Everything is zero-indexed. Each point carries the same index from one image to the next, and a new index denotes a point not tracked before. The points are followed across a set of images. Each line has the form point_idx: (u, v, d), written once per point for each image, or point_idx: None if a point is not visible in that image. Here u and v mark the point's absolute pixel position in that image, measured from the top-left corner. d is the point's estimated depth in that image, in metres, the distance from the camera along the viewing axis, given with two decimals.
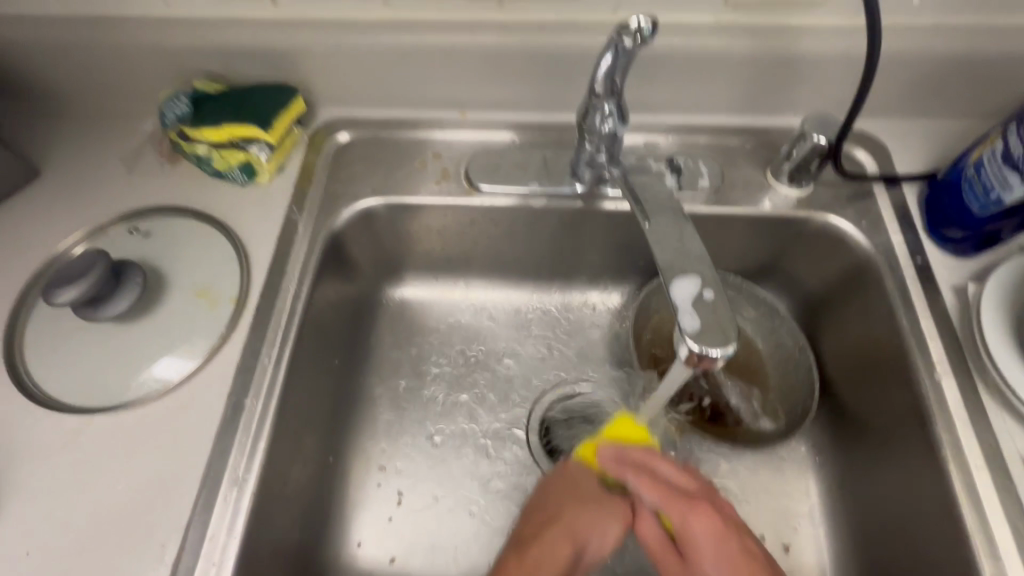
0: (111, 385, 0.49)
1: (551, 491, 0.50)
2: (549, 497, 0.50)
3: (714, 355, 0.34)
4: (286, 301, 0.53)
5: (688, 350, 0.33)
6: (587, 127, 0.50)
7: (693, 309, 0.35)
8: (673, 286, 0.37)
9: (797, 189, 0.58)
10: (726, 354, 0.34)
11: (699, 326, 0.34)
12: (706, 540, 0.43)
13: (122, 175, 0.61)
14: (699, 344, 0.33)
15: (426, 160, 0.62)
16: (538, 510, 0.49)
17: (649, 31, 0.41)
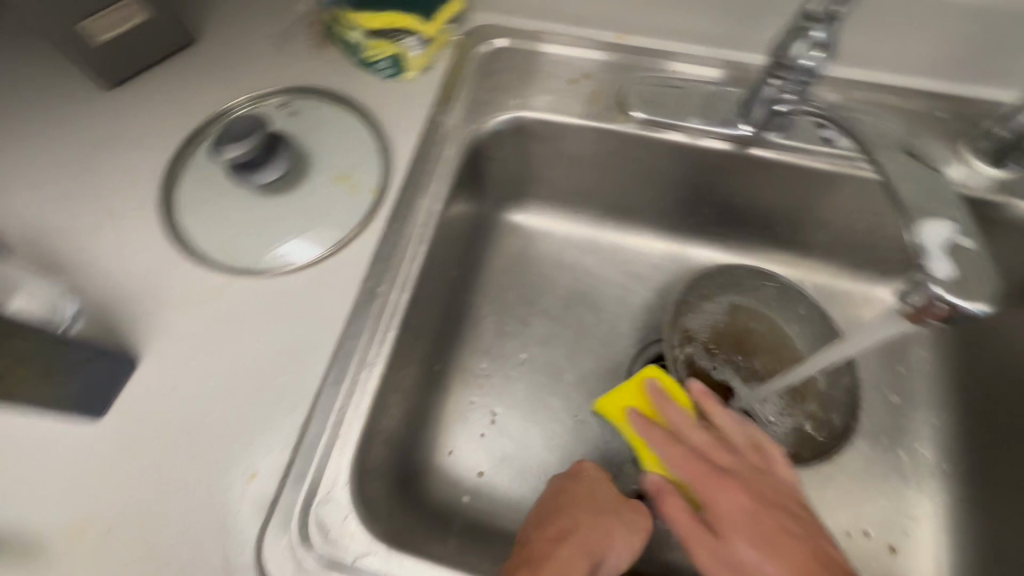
0: (253, 251, 0.50)
1: (603, 485, 0.47)
2: (607, 491, 0.46)
3: (959, 310, 0.30)
4: (425, 200, 0.53)
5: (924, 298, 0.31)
6: (785, 59, 0.45)
7: (947, 255, 0.31)
8: (923, 223, 0.33)
9: (998, 168, 0.51)
10: (978, 312, 0.30)
11: (952, 276, 0.31)
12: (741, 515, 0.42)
13: (272, 50, 0.60)
14: (943, 295, 0.30)
15: (577, 79, 0.58)
16: (598, 504, 0.45)
17: None
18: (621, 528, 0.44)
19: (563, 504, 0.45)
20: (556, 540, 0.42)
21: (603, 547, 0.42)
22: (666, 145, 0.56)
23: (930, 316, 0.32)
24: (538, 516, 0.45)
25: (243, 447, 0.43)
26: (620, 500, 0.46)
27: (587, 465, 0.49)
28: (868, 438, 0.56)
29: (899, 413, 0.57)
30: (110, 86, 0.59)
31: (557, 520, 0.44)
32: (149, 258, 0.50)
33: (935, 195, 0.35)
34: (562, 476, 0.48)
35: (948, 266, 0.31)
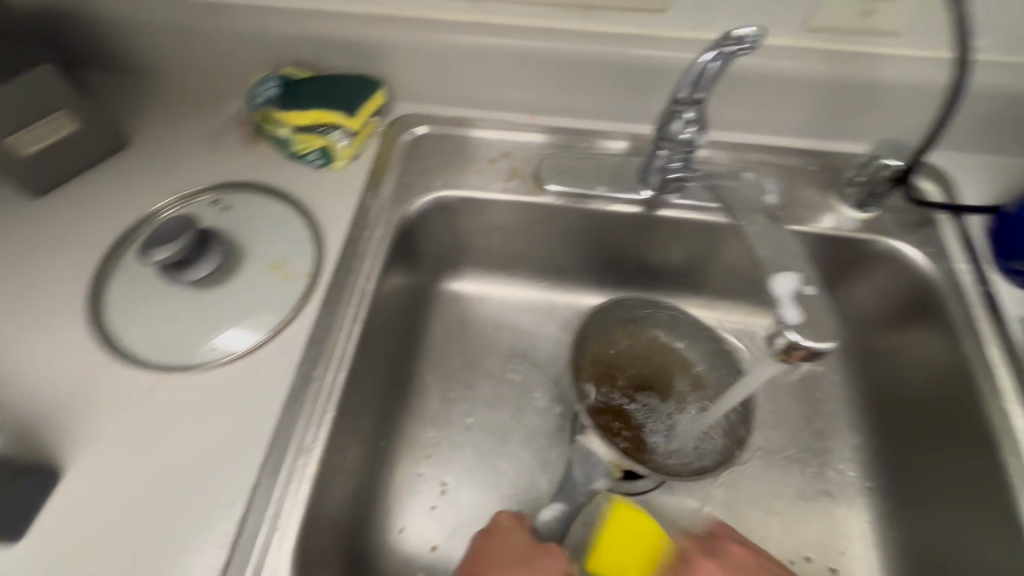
0: (186, 348, 0.51)
1: (517, 534, 0.50)
2: (522, 540, 0.49)
3: (814, 350, 0.34)
4: (357, 280, 0.55)
5: (783, 346, 0.35)
6: (666, 133, 0.51)
7: (794, 303, 0.35)
8: (773, 275, 0.37)
9: (860, 212, 0.58)
10: (831, 348, 0.34)
11: (801, 321, 0.35)
12: None
13: (204, 150, 0.63)
14: (798, 341, 0.34)
15: (496, 158, 0.64)
16: (511, 555, 0.48)
17: (754, 40, 0.40)
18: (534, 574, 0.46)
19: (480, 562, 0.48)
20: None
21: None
22: (581, 211, 0.61)
23: (797, 359, 0.35)
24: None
25: (176, 555, 0.41)
26: (534, 547, 0.49)
27: (503, 517, 0.52)
28: (798, 464, 0.60)
29: (822, 437, 0.61)
30: (37, 194, 0.59)
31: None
32: (76, 363, 0.50)
33: (785, 249, 0.40)
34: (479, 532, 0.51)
35: (797, 312, 0.36)
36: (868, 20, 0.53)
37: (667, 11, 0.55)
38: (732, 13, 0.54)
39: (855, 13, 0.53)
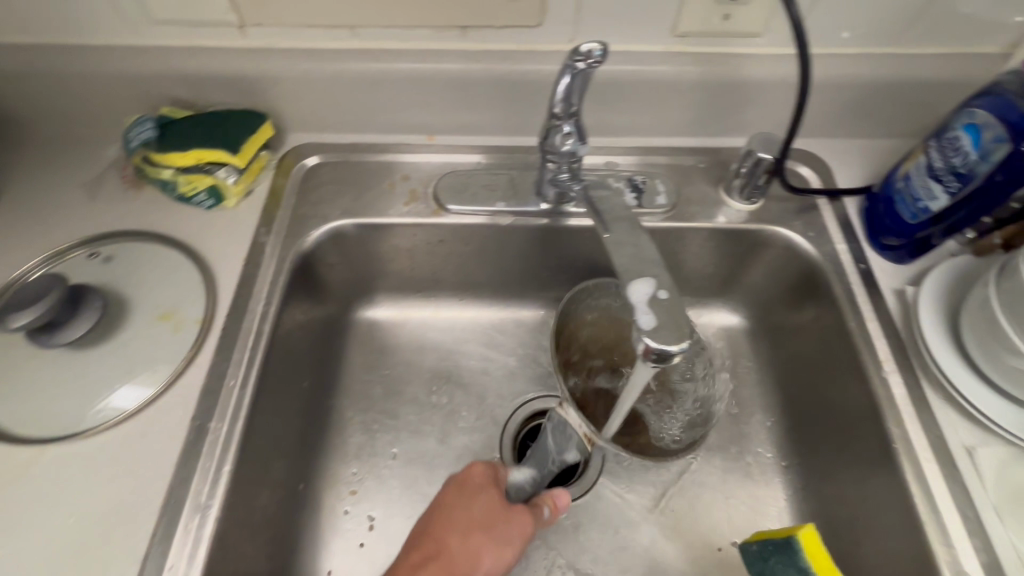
0: (65, 415, 0.47)
1: (485, 496, 0.49)
2: (489, 503, 0.48)
3: (670, 352, 0.35)
4: (254, 321, 0.53)
5: (643, 352, 0.35)
6: (549, 146, 0.52)
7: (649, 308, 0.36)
8: (632, 281, 0.39)
9: (747, 204, 0.61)
10: (685, 348, 0.35)
11: (656, 325, 0.36)
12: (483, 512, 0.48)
13: (82, 201, 0.60)
14: (654, 345, 0.35)
15: (395, 182, 0.63)
16: (472, 522, 0.47)
17: (600, 54, 0.41)
18: (492, 545, 0.47)
19: (437, 519, 0.47)
20: (422, 562, 0.45)
21: (470, 568, 0.45)
22: (484, 227, 0.62)
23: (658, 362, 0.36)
24: (415, 531, 0.48)
25: None
26: (501, 512, 0.48)
27: (475, 472, 0.50)
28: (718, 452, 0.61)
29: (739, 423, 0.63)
30: None
31: (426, 544, 0.46)
32: None
33: (640, 257, 0.41)
34: (450, 482, 0.50)
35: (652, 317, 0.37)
36: (727, 23, 0.55)
37: (541, 25, 0.56)
38: (603, 23, 0.56)
39: (716, 18, 0.55)
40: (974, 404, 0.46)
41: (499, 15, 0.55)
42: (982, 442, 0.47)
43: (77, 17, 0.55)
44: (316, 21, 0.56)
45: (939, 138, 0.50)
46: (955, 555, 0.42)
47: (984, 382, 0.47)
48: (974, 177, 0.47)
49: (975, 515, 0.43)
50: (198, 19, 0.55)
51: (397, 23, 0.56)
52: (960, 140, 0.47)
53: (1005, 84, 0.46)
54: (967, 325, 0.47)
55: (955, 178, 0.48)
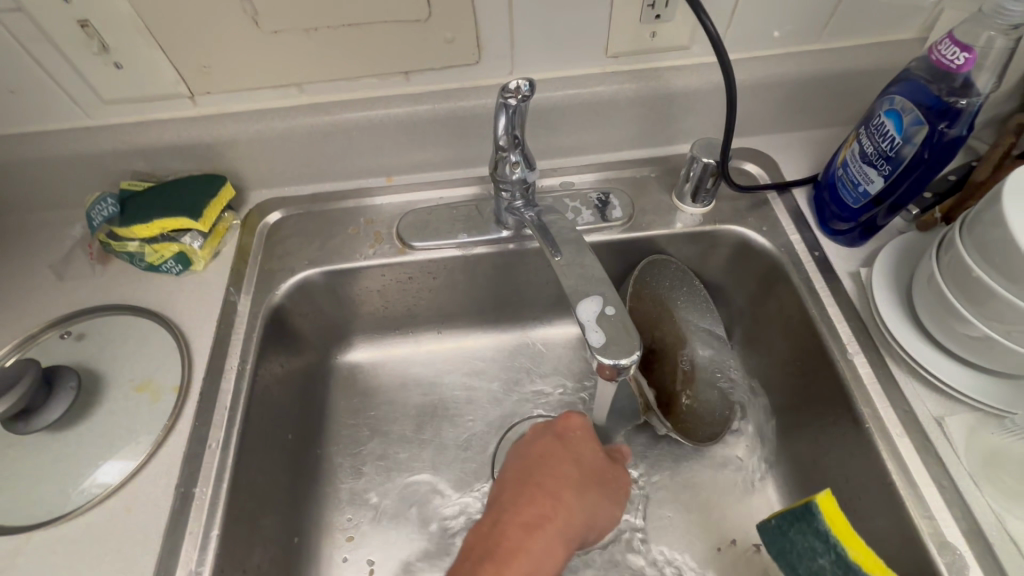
0: (47, 499, 0.47)
1: (586, 449, 0.53)
2: (590, 455, 0.53)
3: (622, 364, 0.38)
4: (230, 381, 0.53)
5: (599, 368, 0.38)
6: (500, 176, 0.54)
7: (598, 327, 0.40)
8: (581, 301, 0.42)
9: (700, 207, 0.63)
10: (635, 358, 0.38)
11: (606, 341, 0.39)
12: (587, 456, 0.53)
13: (51, 282, 0.61)
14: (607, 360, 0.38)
15: (359, 226, 0.64)
16: (579, 475, 0.51)
17: (527, 88, 0.44)
18: (604, 498, 0.51)
19: (546, 472, 0.51)
20: (537, 520, 0.47)
21: (589, 518, 0.49)
22: (451, 259, 0.63)
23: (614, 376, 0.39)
24: (522, 475, 0.51)
25: None
26: (604, 469, 0.53)
27: (575, 426, 0.55)
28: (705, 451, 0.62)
29: None
30: None
31: (541, 494, 0.49)
32: None
33: (587, 277, 0.45)
34: (551, 433, 0.54)
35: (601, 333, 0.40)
36: (656, 40, 0.58)
37: (480, 62, 0.58)
38: (539, 54, 0.58)
39: (644, 36, 0.58)
40: (935, 373, 0.48)
41: (437, 58, 0.57)
42: (950, 411, 0.48)
43: (29, 106, 0.57)
44: (263, 83, 0.58)
45: (867, 125, 0.52)
46: (936, 525, 0.43)
47: (942, 353, 0.48)
48: (901, 160, 0.49)
49: (950, 484, 0.45)
50: (148, 94, 0.57)
51: (342, 76, 0.58)
52: (885, 126, 0.50)
53: (915, 70, 0.49)
54: (919, 300, 0.49)
55: (886, 162, 0.50)
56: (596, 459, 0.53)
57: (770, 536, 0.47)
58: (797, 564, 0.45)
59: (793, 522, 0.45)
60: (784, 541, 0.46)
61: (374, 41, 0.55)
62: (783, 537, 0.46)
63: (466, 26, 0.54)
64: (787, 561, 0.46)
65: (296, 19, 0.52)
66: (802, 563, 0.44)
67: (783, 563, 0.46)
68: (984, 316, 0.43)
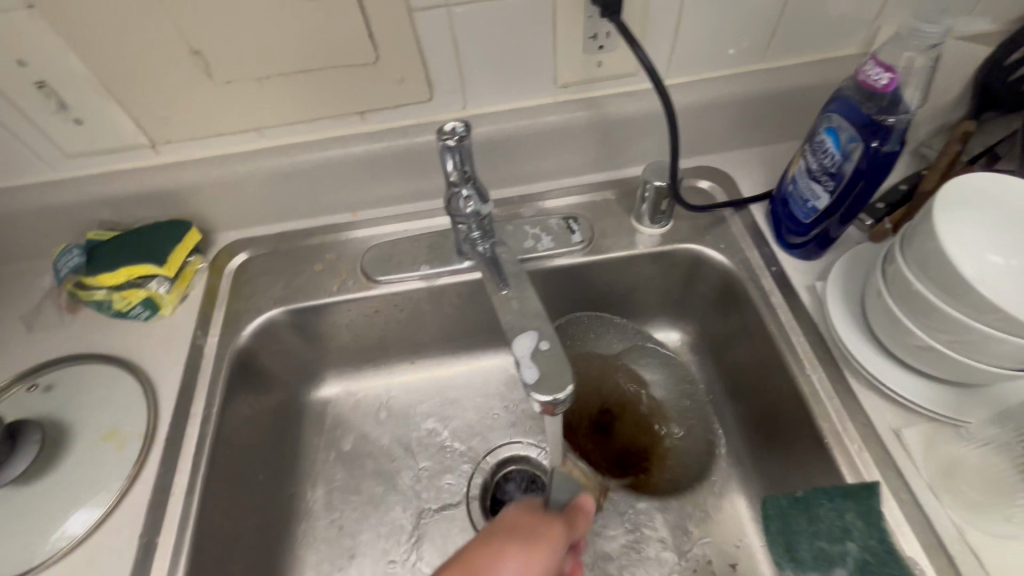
0: (11, 556, 0.47)
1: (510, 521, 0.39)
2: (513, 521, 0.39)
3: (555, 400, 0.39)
4: (196, 426, 0.54)
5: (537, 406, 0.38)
6: (454, 211, 0.54)
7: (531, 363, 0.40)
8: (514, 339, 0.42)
9: (658, 227, 0.64)
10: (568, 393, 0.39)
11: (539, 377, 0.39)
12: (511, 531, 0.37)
13: (21, 334, 0.61)
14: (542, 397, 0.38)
15: (324, 263, 0.65)
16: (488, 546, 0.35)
17: (463, 129, 0.47)
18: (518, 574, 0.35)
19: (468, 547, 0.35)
20: None
21: None
22: (416, 290, 0.64)
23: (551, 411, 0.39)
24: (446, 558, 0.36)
25: None
26: (527, 545, 0.36)
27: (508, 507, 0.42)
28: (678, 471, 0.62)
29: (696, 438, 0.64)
30: None
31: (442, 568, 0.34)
32: None
33: (524, 313, 0.45)
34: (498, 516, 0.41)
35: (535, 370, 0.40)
36: (603, 68, 0.60)
37: (433, 98, 0.60)
38: (490, 88, 0.60)
39: (591, 66, 0.59)
40: (890, 385, 0.48)
41: (390, 97, 0.59)
42: (907, 422, 0.48)
43: None
44: (222, 129, 0.59)
45: (810, 143, 0.53)
46: (897, 540, 0.43)
47: (897, 363, 0.49)
48: (844, 175, 0.50)
49: (910, 497, 0.45)
50: (109, 146, 0.58)
51: (299, 119, 0.59)
52: (826, 143, 0.51)
53: (847, 87, 0.50)
54: (870, 311, 0.49)
55: (829, 178, 0.51)
56: (519, 531, 0.37)
57: (779, 510, 0.49)
58: (802, 541, 0.47)
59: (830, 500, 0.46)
60: (804, 517, 0.47)
61: (326, 84, 0.56)
62: (808, 511, 0.47)
63: (415, 65, 0.56)
64: (789, 536, 0.48)
65: (247, 69, 0.53)
66: (818, 540, 0.46)
67: (783, 537, 0.48)
68: (929, 327, 0.43)
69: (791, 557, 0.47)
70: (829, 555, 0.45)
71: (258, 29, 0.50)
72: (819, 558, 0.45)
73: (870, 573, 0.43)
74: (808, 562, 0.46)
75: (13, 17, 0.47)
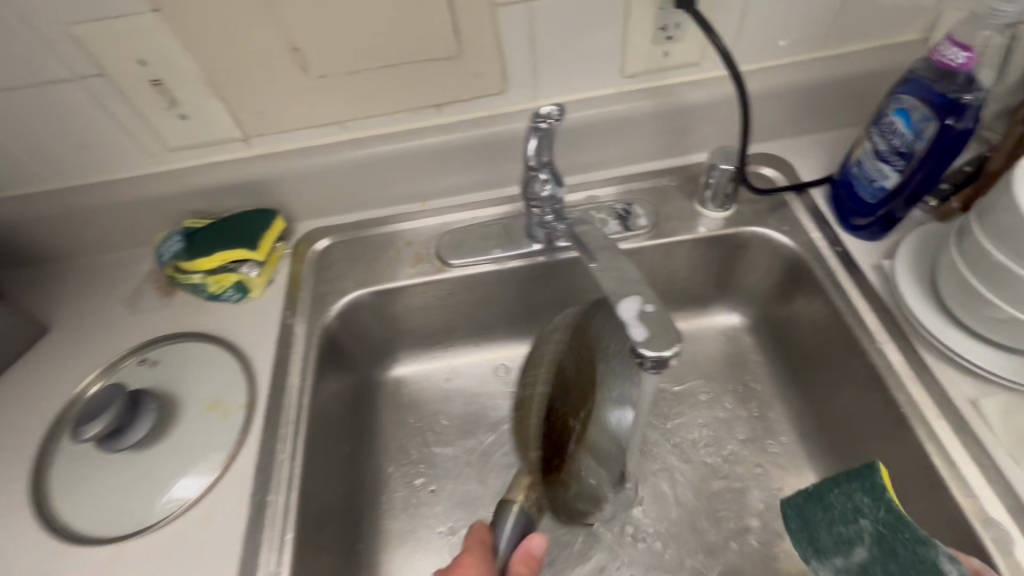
0: (136, 512, 0.52)
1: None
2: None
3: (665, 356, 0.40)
4: (292, 397, 0.58)
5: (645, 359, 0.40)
6: (531, 194, 0.58)
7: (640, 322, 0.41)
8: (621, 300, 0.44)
9: (722, 211, 0.66)
10: (676, 351, 0.40)
11: (648, 335, 0.41)
12: None
13: (125, 315, 0.66)
14: (652, 352, 0.40)
15: (399, 249, 0.69)
16: None
17: (558, 112, 0.49)
18: None
19: None
20: None
21: None
22: (488, 273, 0.67)
23: (658, 368, 0.40)
24: None
25: None
26: None
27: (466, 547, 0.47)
28: (742, 447, 0.64)
29: (760, 416, 0.66)
30: None
31: None
32: (28, 559, 0.50)
33: (625, 279, 0.47)
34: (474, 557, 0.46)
35: (644, 328, 0.41)
36: (669, 58, 0.62)
37: (507, 90, 0.63)
38: (561, 80, 0.63)
39: (658, 56, 0.62)
40: (965, 356, 0.49)
41: (467, 89, 0.62)
42: (984, 393, 0.49)
43: (106, 157, 0.63)
44: (310, 122, 0.63)
45: (877, 125, 0.55)
46: (979, 504, 0.44)
47: (971, 336, 0.50)
48: (915, 154, 0.52)
49: (991, 464, 0.46)
50: (208, 139, 0.63)
51: (381, 113, 0.63)
52: (895, 124, 0.52)
53: (920, 70, 0.52)
54: (943, 285, 0.51)
55: (899, 158, 0.53)
56: None
57: (796, 509, 0.47)
58: (820, 530, 0.46)
59: (837, 485, 0.45)
60: (817, 508, 0.46)
61: (409, 78, 0.60)
62: (822, 502, 0.46)
63: (493, 59, 0.59)
64: (810, 529, 0.46)
65: (340, 65, 0.57)
66: (834, 525, 0.45)
67: (805, 532, 0.47)
68: (1008, 298, 0.45)
69: (815, 548, 0.46)
70: (849, 536, 0.44)
71: (354, 28, 0.54)
72: (839, 543, 0.45)
73: (889, 546, 0.42)
74: (832, 549, 0.45)
75: (139, 20, 0.51)
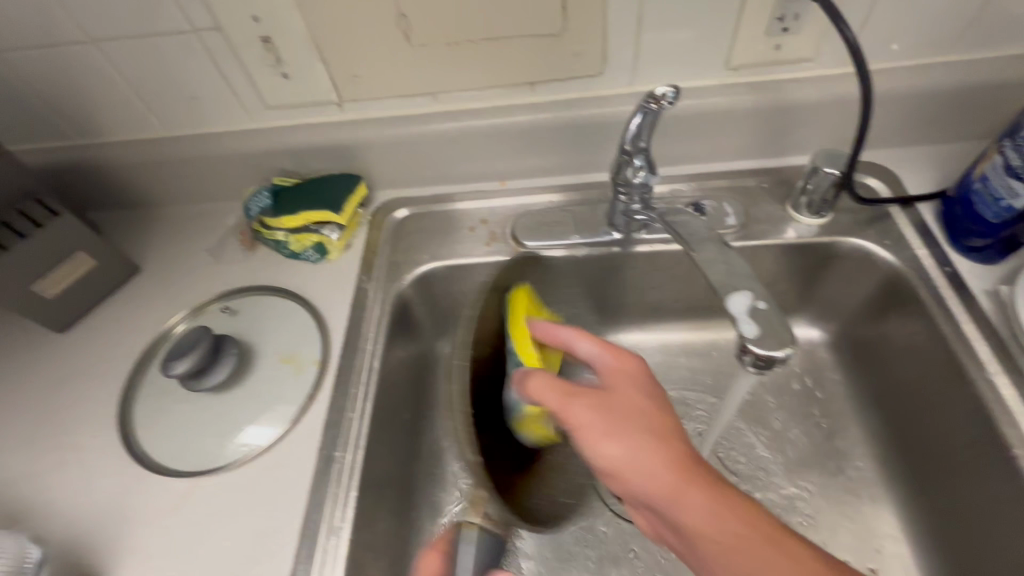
0: (212, 451, 0.54)
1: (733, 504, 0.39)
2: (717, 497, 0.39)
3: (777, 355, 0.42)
4: (364, 359, 0.58)
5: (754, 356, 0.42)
6: (622, 180, 0.56)
7: (750, 318, 0.43)
8: (731, 294, 0.45)
9: (817, 218, 0.63)
10: (788, 351, 0.42)
11: (758, 332, 0.42)
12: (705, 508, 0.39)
13: (210, 263, 0.69)
14: (763, 350, 0.42)
15: (475, 226, 0.69)
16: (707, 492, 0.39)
17: (673, 95, 0.47)
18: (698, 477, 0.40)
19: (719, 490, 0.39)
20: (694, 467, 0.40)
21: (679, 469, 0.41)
22: (562, 258, 0.66)
23: (765, 365, 0.43)
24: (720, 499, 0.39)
25: None
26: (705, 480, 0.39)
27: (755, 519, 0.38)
28: (812, 466, 0.61)
29: (834, 437, 0.63)
30: (63, 329, 0.64)
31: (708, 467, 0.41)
32: (113, 482, 0.53)
33: (733, 273, 0.48)
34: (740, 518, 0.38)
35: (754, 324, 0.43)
36: (779, 52, 0.59)
37: (604, 72, 0.61)
38: (662, 65, 0.61)
39: (769, 48, 0.59)
40: None
41: (564, 69, 0.61)
42: None
43: (207, 111, 0.66)
44: (404, 91, 0.63)
45: (1013, 137, 0.49)
46: None
47: None
48: None
49: None
50: (304, 100, 0.64)
51: (474, 87, 0.63)
52: None
53: None
54: None
55: None
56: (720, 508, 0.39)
57: None
58: None
59: None
60: None
61: (507, 52, 0.59)
62: None
63: (596, 39, 0.58)
64: None
65: (442, 35, 0.57)
66: None
67: None
68: None
69: None
70: None
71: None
72: None
73: None
74: None
75: None
